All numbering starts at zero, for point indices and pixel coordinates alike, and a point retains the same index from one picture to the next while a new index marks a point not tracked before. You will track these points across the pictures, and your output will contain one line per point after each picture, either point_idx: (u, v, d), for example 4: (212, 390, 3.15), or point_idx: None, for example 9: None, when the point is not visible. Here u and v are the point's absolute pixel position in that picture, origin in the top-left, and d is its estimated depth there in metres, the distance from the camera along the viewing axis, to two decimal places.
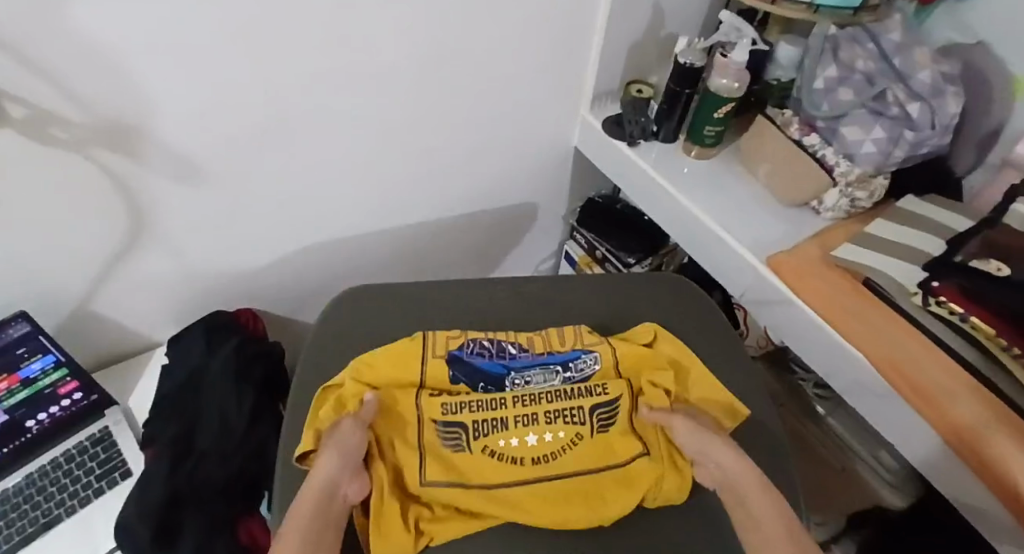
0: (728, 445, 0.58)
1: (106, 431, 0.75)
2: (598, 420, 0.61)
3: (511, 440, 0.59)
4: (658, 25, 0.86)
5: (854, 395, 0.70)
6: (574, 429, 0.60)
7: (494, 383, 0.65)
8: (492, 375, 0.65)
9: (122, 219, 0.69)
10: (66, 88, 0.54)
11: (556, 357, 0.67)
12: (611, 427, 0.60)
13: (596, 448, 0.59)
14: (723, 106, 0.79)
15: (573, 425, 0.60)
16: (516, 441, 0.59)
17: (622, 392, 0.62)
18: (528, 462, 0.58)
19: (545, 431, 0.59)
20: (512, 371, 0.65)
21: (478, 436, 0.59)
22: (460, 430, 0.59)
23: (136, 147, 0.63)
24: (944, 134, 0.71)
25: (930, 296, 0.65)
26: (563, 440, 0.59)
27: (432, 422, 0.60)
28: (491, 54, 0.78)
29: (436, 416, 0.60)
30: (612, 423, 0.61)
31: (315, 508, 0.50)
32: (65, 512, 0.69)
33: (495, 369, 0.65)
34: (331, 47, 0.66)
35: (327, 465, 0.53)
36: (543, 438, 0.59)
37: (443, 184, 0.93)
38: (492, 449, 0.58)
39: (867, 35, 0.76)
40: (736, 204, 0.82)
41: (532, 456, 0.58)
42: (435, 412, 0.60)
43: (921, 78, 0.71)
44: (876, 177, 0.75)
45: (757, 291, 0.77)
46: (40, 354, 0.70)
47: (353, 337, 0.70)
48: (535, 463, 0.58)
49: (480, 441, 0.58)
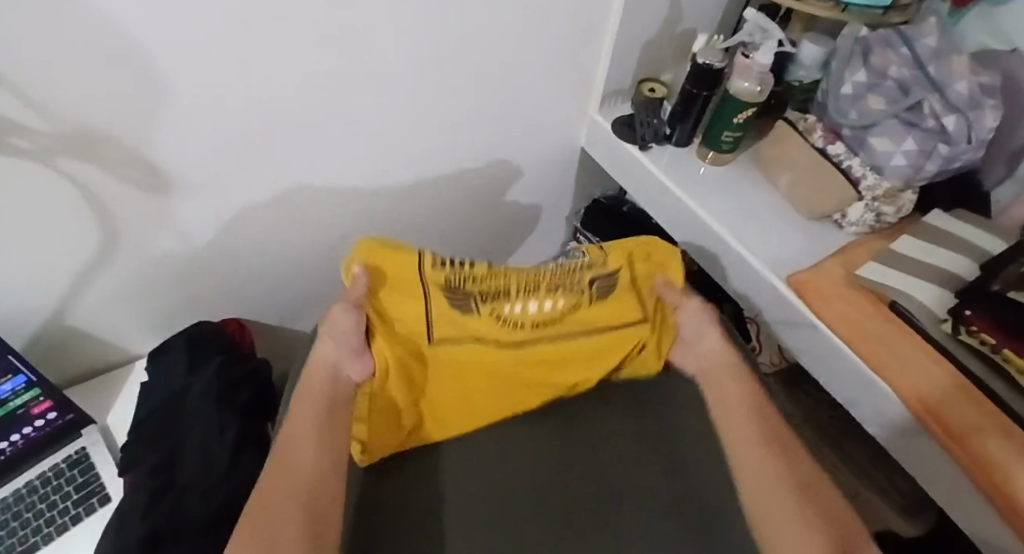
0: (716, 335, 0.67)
1: (84, 452, 0.71)
2: (597, 284, 0.67)
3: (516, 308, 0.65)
4: (675, 20, 0.80)
5: (876, 424, 0.67)
6: (575, 294, 0.67)
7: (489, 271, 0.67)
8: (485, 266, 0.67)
9: (94, 231, 0.64)
10: (28, 96, 0.48)
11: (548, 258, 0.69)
12: (608, 290, 0.67)
13: (596, 306, 0.67)
14: (745, 112, 0.74)
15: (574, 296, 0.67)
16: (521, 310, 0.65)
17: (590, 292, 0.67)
18: (529, 333, 0.65)
19: (548, 297, 0.66)
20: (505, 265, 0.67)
21: (485, 302, 0.65)
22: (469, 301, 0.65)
23: (107, 156, 0.57)
24: (979, 150, 0.66)
25: (961, 325, 0.61)
26: (566, 300, 0.66)
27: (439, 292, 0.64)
28: (496, 51, 0.73)
29: (441, 289, 0.65)
30: (608, 287, 0.67)
31: (313, 409, 0.56)
32: (41, 541, 0.65)
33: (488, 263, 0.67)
34: (323, 45, 0.60)
35: (334, 355, 0.61)
36: (544, 307, 0.66)
37: (441, 186, 0.88)
38: (499, 314, 0.65)
39: (901, 39, 0.70)
40: (753, 216, 0.78)
41: (534, 321, 0.65)
42: (441, 283, 0.64)
43: (958, 89, 0.66)
44: (905, 191, 0.71)
45: (775, 310, 0.72)
46: (10, 375, 0.63)
47: None
48: (534, 326, 0.65)
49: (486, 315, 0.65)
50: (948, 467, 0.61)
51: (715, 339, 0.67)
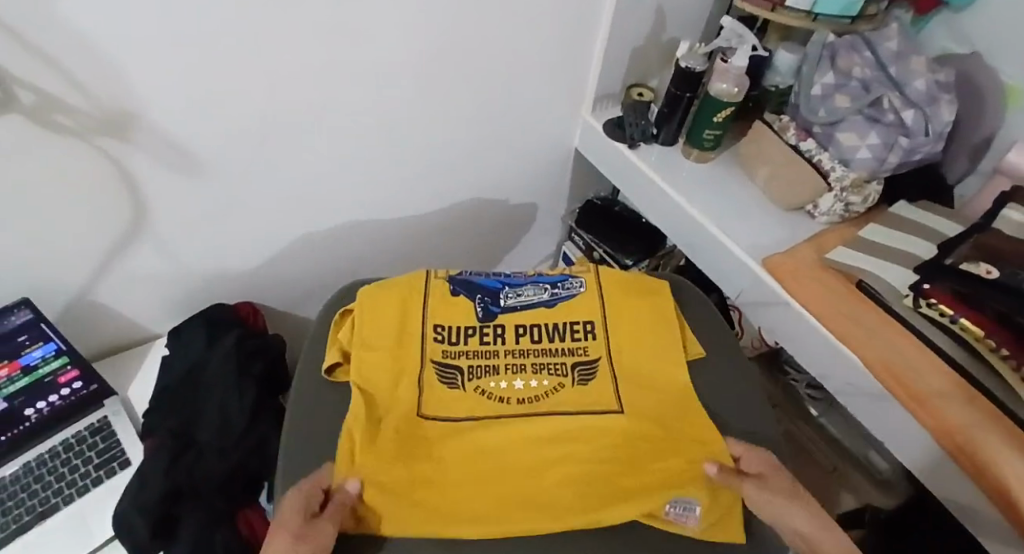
0: (801, 508, 0.54)
1: (106, 420, 0.74)
2: (580, 373, 0.67)
3: (501, 383, 0.65)
4: (660, 30, 0.88)
5: (849, 395, 0.71)
6: (559, 377, 0.66)
7: (491, 315, 0.70)
8: (488, 307, 0.71)
9: (124, 210, 0.69)
10: (73, 77, 0.54)
11: (545, 278, 0.74)
12: (591, 381, 0.66)
13: (577, 395, 0.64)
14: (723, 111, 0.81)
15: (556, 376, 0.66)
16: (505, 385, 0.65)
17: (602, 354, 0.68)
18: (514, 402, 0.63)
19: (530, 380, 0.65)
20: (507, 307, 0.71)
21: (472, 377, 0.65)
22: (458, 371, 0.66)
23: (139, 137, 0.63)
24: (937, 141, 0.73)
25: (921, 298, 0.66)
26: (548, 384, 0.65)
27: (432, 362, 0.66)
28: (496, 55, 0.80)
29: (437, 357, 0.66)
30: (591, 376, 0.66)
31: None
32: (62, 501, 0.69)
33: (491, 303, 0.71)
34: (339, 45, 0.67)
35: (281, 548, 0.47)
36: (529, 384, 0.65)
37: (444, 183, 0.94)
38: (484, 389, 0.65)
39: (865, 43, 0.77)
40: (734, 207, 0.84)
41: (517, 398, 0.64)
42: (436, 349, 0.67)
43: (916, 86, 0.73)
44: (871, 182, 0.77)
45: (753, 291, 0.78)
46: (41, 342, 0.70)
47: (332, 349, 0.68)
48: (520, 403, 0.63)
49: (474, 381, 0.65)
50: (915, 431, 0.65)
51: (807, 522, 0.53)
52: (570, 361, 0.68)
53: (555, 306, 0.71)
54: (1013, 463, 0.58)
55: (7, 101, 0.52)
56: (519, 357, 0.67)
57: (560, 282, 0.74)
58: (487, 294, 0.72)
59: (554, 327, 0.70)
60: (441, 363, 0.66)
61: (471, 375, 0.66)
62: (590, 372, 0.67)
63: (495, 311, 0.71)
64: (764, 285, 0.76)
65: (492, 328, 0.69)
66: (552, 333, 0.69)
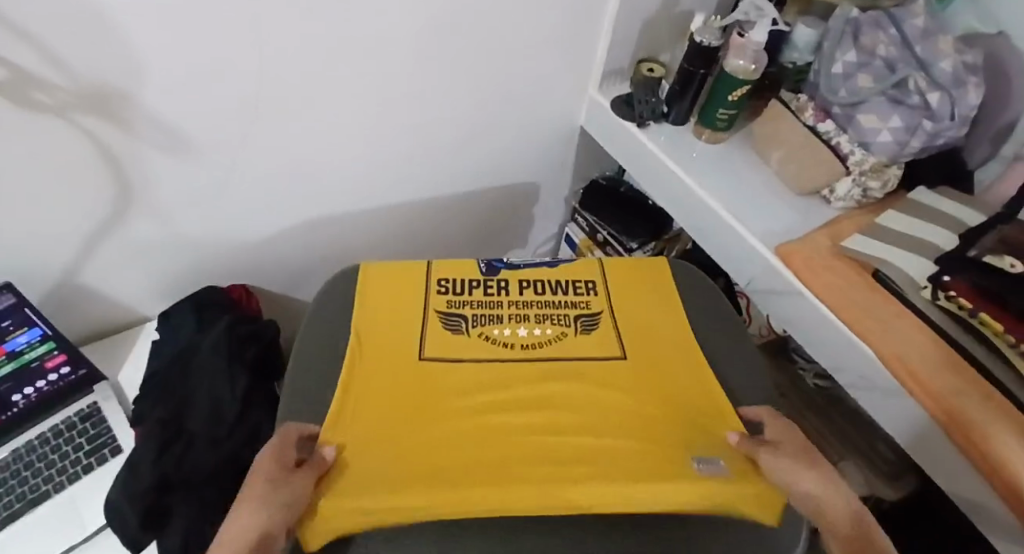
0: (806, 471, 0.48)
1: (95, 406, 0.73)
2: (583, 323, 0.68)
3: (505, 330, 0.66)
4: (674, 1, 0.83)
5: (859, 388, 0.70)
6: (562, 326, 0.67)
7: (495, 271, 0.73)
8: (493, 265, 0.74)
9: (108, 189, 0.66)
10: (47, 48, 0.50)
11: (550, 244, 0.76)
12: (595, 328, 0.67)
13: (584, 339, 0.66)
14: (739, 90, 0.77)
15: (560, 326, 0.67)
16: (509, 332, 0.66)
17: (605, 308, 0.70)
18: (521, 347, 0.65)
19: (536, 327, 0.67)
20: (510, 265, 0.74)
21: (476, 324, 0.67)
22: (461, 318, 0.67)
23: (121, 113, 0.59)
24: (961, 126, 0.70)
25: (940, 291, 0.64)
26: (553, 332, 0.66)
27: (435, 312, 0.68)
28: (500, 25, 0.75)
29: (441, 307, 0.68)
30: (595, 326, 0.68)
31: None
32: (53, 489, 0.67)
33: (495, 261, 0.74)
34: (333, 16, 0.63)
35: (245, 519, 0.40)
36: (533, 331, 0.66)
37: (446, 162, 0.91)
38: (488, 335, 0.66)
39: (890, 19, 0.74)
40: (746, 190, 0.81)
41: (521, 343, 0.65)
42: (441, 301, 0.69)
43: (944, 67, 0.69)
44: (891, 166, 0.74)
45: (764, 280, 0.76)
46: (26, 327, 0.68)
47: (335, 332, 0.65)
48: (524, 348, 0.64)
49: (477, 329, 0.66)
50: (928, 427, 0.64)
51: (816, 480, 0.47)
52: (573, 313, 0.69)
53: (555, 267, 0.74)
54: None
55: None
56: (524, 308, 0.69)
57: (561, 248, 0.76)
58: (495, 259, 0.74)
59: (558, 283, 0.72)
60: (446, 312, 0.67)
61: (475, 322, 0.67)
62: (594, 322, 0.68)
63: (499, 266, 0.74)
64: (776, 273, 0.73)
65: (497, 282, 0.72)
66: (555, 288, 0.71)
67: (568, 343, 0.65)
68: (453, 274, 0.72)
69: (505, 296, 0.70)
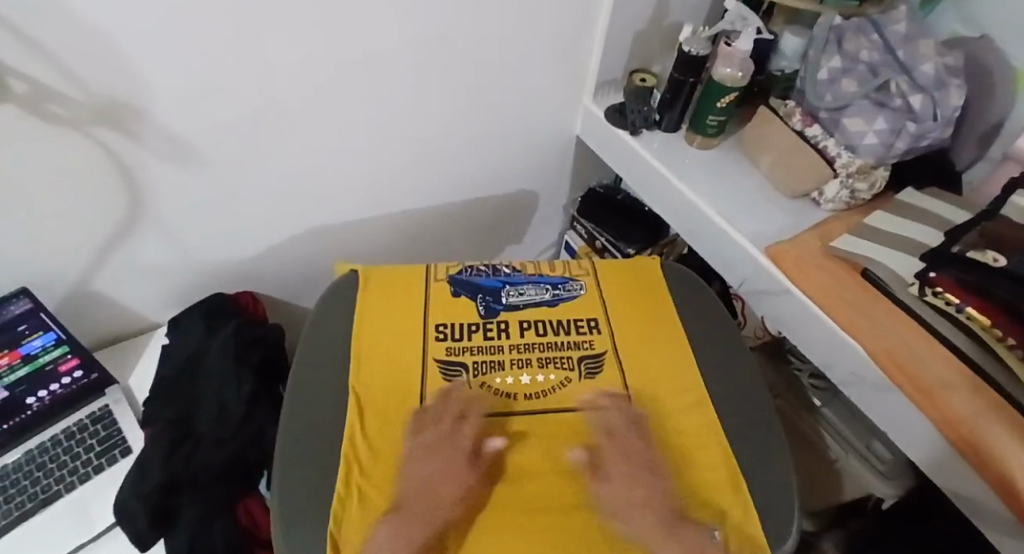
0: None
1: (107, 409, 0.75)
2: (587, 367, 0.68)
3: (507, 379, 0.66)
4: (663, 13, 0.86)
5: (851, 385, 0.71)
6: (565, 372, 0.67)
7: (493, 311, 0.72)
8: (492, 303, 0.73)
9: (120, 199, 0.69)
10: (63, 64, 0.53)
11: (546, 279, 0.76)
12: (599, 374, 0.67)
13: (588, 387, 0.66)
14: (727, 95, 0.79)
15: (563, 371, 0.67)
16: (511, 381, 0.66)
17: (609, 347, 0.70)
18: (522, 397, 0.64)
19: (539, 375, 0.66)
20: (509, 304, 0.73)
21: (477, 374, 0.66)
22: (462, 368, 0.66)
23: (131, 126, 0.62)
24: (945, 127, 0.71)
25: (927, 287, 0.66)
26: (556, 380, 0.66)
27: (435, 361, 0.67)
28: (495, 40, 0.78)
29: (440, 355, 0.67)
30: (599, 371, 0.68)
31: None
32: (64, 488, 0.69)
33: (494, 300, 0.73)
34: (331, 32, 0.66)
35: None
36: (536, 379, 0.66)
37: (444, 172, 0.93)
38: (490, 385, 0.65)
39: (872, 25, 0.76)
40: (737, 194, 0.83)
41: (524, 393, 0.65)
42: (439, 349, 0.68)
43: (925, 70, 0.71)
44: (877, 168, 0.76)
45: (755, 280, 0.77)
46: (42, 331, 0.70)
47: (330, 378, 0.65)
48: (526, 400, 0.64)
49: (479, 378, 0.66)
50: (917, 421, 0.64)
51: None
52: (576, 355, 0.69)
53: (555, 305, 0.73)
54: (1017, 454, 0.57)
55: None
56: (525, 352, 0.68)
57: (560, 283, 0.76)
58: (494, 298, 0.73)
59: (559, 323, 0.71)
60: (446, 362, 0.66)
61: (476, 372, 0.66)
62: (598, 368, 0.68)
63: (498, 308, 0.72)
64: (767, 273, 0.75)
65: (496, 324, 0.71)
66: (556, 328, 0.71)
67: (572, 390, 0.65)
68: (451, 315, 0.71)
69: (506, 341, 0.69)
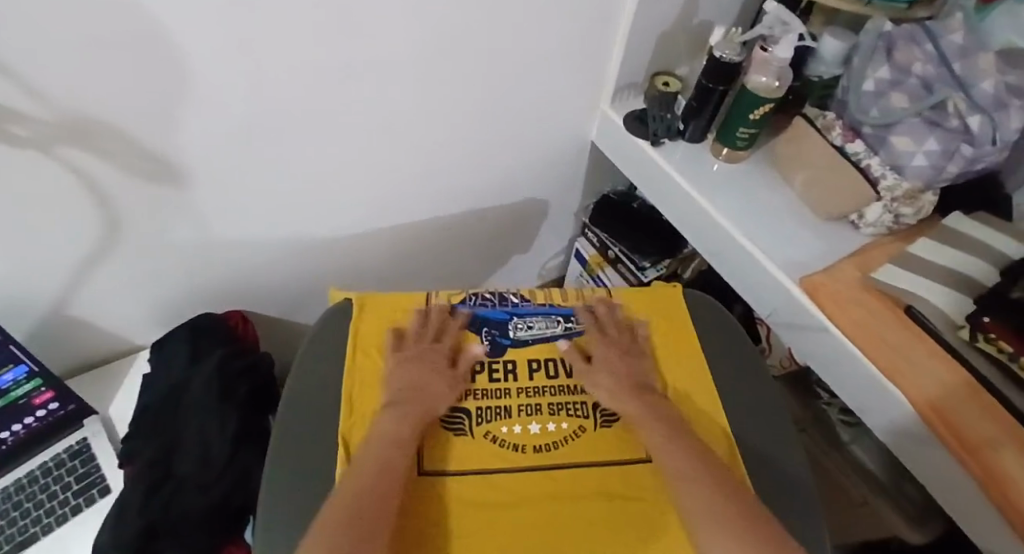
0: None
1: (85, 443, 0.70)
2: (603, 414, 0.63)
3: (514, 429, 0.60)
4: (692, 12, 0.78)
5: (888, 432, 0.66)
6: (579, 421, 0.62)
7: (500, 348, 0.67)
8: (498, 341, 0.67)
9: (95, 221, 0.63)
10: (20, 82, 0.46)
11: (557, 309, 0.71)
12: (616, 422, 0.62)
13: (603, 438, 0.61)
14: (761, 108, 0.72)
15: (577, 418, 0.62)
16: (519, 431, 0.60)
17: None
18: (531, 451, 0.59)
19: (550, 425, 0.61)
20: (517, 340, 0.68)
21: (481, 423, 0.61)
22: (465, 416, 0.61)
23: (104, 144, 0.56)
24: (1002, 151, 0.65)
25: (978, 332, 0.59)
26: (569, 429, 0.61)
27: None
28: (508, 44, 0.71)
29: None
30: (617, 418, 0.63)
31: None
32: (42, 531, 0.65)
33: (501, 336, 0.67)
34: (328, 42, 0.59)
35: None
36: (546, 428, 0.61)
37: (448, 182, 0.87)
38: (496, 435, 0.60)
39: (925, 34, 0.68)
40: (768, 215, 0.76)
41: (533, 444, 0.59)
42: None
43: (985, 88, 0.64)
44: (925, 193, 0.69)
45: (787, 312, 0.71)
46: (12, 363, 0.64)
47: (327, 425, 0.58)
48: (536, 451, 0.59)
49: (483, 427, 0.60)
50: (961, 478, 0.59)
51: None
52: (591, 400, 0.64)
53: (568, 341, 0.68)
54: None
55: None
56: (535, 397, 0.63)
57: (573, 315, 0.70)
58: (500, 331, 0.68)
59: (571, 363, 0.66)
60: (446, 410, 0.61)
61: (480, 420, 0.61)
62: (615, 416, 0.63)
63: (506, 344, 0.67)
64: (801, 307, 0.69)
65: (503, 364, 0.65)
66: (570, 368, 0.66)
67: (585, 440, 0.60)
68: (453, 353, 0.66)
69: (514, 383, 0.64)
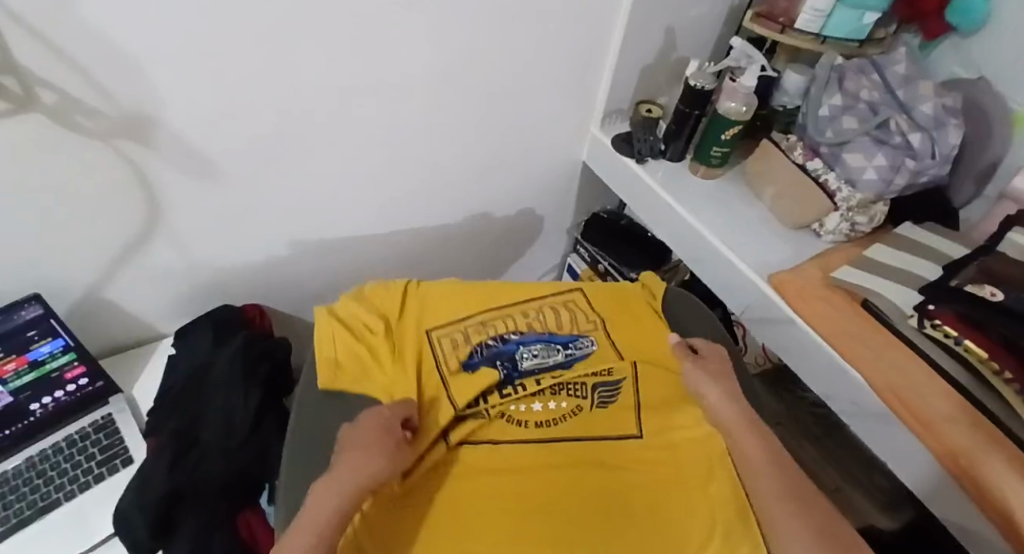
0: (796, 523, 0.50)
1: (110, 418, 0.75)
2: (601, 394, 0.69)
3: (520, 406, 0.67)
4: (670, 49, 0.89)
5: (852, 415, 0.72)
6: (577, 399, 0.69)
7: (510, 377, 0.69)
8: (508, 370, 0.70)
9: (137, 210, 0.70)
10: (93, 78, 0.55)
11: (557, 338, 0.74)
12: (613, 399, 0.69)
13: (597, 414, 0.68)
14: (731, 130, 0.82)
15: (575, 398, 0.69)
16: (524, 407, 0.67)
17: (627, 374, 0.70)
18: (532, 426, 0.66)
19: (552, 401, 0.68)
20: (524, 368, 0.71)
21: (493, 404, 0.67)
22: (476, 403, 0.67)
23: (154, 138, 0.64)
24: (943, 164, 0.74)
25: (926, 319, 0.67)
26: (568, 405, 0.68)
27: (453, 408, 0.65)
28: (508, 70, 0.81)
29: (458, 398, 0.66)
30: (613, 396, 0.69)
31: None
32: (63, 497, 0.69)
33: (509, 366, 0.70)
34: (354, 57, 0.68)
35: None
36: (548, 406, 0.68)
37: (452, 193, 0.95)
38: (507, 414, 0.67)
39: (873, 66, 0.79)
40: (741, 224, 0.85)
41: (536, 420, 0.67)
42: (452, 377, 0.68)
43: (923, 110, 0.74)
44: (876, 203, 0.78)
45: (758, 307, 0.79)
46: (50, 337, 0.69)
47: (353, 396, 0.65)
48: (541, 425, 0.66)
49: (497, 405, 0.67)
50: (918, 451, 0.65)
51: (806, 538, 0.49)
52: (592, 382, 0.70)
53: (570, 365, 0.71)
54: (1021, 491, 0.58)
55: (28, 102, 0.53)
56: (540, 387, 0.69)
57: (571, 342, 0.74)
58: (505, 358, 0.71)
59: (570, 362, 0.72)
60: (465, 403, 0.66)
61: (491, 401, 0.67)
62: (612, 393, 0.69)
63: (515, 376, 0.69)
64: (771, 302, 0.76)
65: (514, 386, 0.68)
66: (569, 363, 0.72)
67: (580, 421, 0.67)
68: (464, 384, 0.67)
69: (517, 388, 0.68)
